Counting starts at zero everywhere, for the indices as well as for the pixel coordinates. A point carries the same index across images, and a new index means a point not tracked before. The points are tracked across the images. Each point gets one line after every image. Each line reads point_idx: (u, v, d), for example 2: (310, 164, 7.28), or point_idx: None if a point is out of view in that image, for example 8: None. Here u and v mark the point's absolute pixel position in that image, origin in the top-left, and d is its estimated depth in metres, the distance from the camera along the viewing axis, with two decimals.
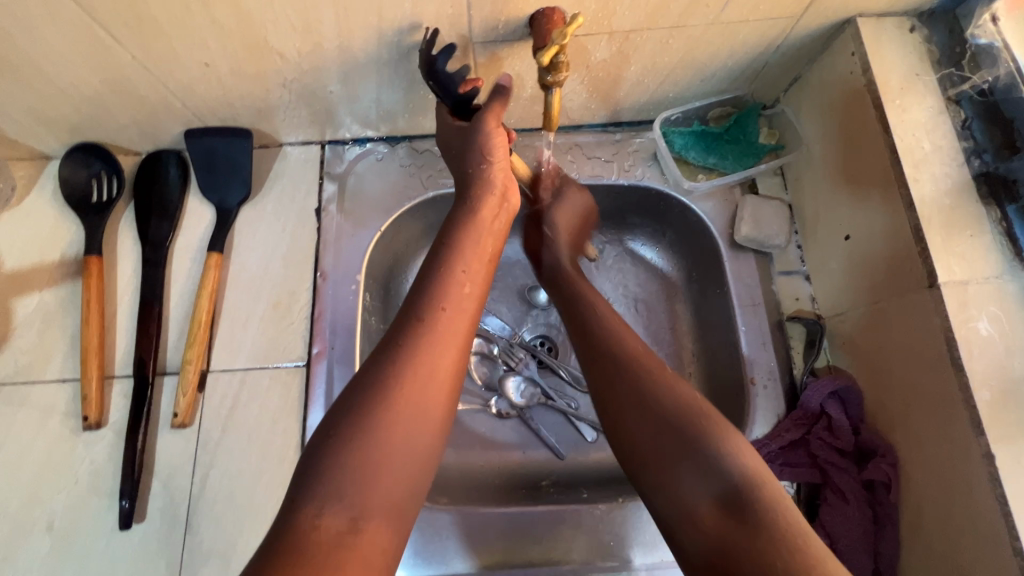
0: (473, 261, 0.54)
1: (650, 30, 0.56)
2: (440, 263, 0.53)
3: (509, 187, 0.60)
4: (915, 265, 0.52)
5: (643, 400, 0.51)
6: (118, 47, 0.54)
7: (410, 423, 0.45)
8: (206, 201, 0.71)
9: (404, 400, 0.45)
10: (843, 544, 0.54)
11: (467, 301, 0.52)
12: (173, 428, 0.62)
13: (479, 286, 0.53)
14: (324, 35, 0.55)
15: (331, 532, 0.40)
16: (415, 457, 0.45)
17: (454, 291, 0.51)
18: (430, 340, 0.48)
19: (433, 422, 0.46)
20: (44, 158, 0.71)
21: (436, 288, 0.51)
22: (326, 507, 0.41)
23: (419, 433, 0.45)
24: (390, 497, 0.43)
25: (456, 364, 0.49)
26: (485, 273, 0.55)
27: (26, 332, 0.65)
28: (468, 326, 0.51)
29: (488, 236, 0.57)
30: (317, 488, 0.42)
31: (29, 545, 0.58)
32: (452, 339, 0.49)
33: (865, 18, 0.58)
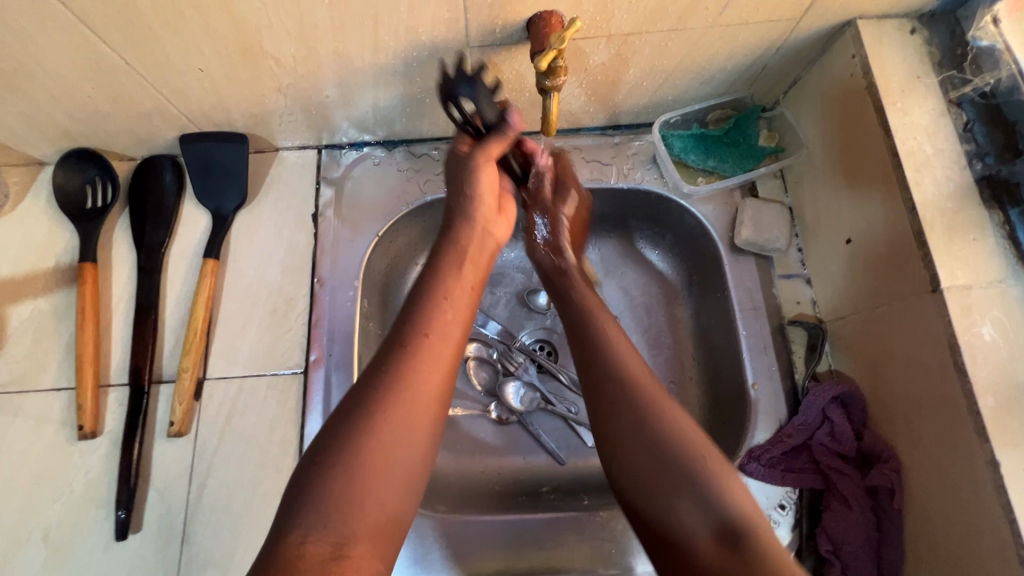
0: (456, 288, 0.56)
1: (649, 33, 0.56)
2: (424, 292, 0.55)
3: (495, 218, 0.62)
4: (918, 270, 0.51)
5: (642, 430, 0.49)
6: (111, 52, 0.53)
7: (394, 447, 0.46)
8: (202, 207, 0.70)
9: (386, 426, 0.47)
10: (845, 551, 0.54)
11: (451, 327, 0.54)
12: (170, 437, 0.61)
13: (462, 312, 0.55)
14: (319, 39, 0.54)
15: (316, 559, 0.41)
16: (400, 480, 0.46)
17: (437, 318, 0.53)
18: (413, 365, 0.50)
19: (418, 447, 0.48)
20: (38, 165, 0.70)
21: (419, 313, 0.53)
22: (311, 534, 0.42)
23: (403, 457, 0.47)
24: (377, 520, 0.45)
25: (441, 391, 0.50)
26: (470, 299, 0.57)
27: (21, 340, 0.65)
28: (453, 351, 0.52)
29: (474, 266, 0.59)
30: (303, 515, 0.43)
31: (23, 557, 0.58)
32: (435, 365, 0.51)
33: (865, 20, 0.57)
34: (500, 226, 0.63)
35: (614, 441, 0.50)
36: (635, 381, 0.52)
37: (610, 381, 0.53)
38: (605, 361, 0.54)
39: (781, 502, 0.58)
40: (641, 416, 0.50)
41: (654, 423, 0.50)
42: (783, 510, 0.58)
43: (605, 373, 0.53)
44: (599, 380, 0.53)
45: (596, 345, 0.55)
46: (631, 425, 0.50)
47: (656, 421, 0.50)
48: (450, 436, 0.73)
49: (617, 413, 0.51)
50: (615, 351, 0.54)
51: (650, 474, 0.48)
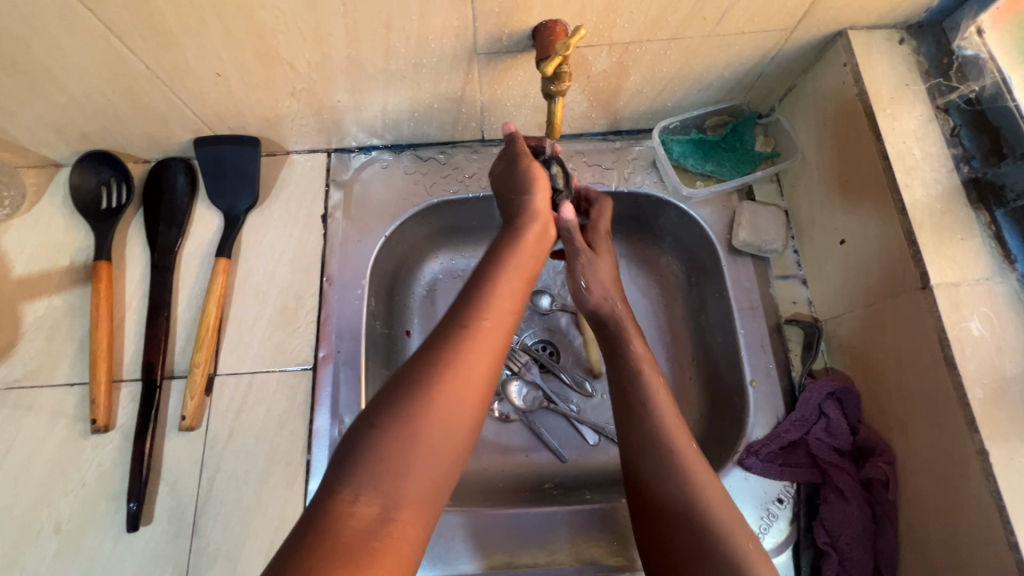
0: (513, 278, 0.57)
1: (649, 41, 0.58)
2: (482, 276, 0.57)
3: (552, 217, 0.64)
4: (909, 268, 0.53)
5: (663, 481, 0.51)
6: (133, 57, 0.56)
7: (447, 417, 0.48)
8: (214, 208, 0.72)
9: (444, 395, 0.48)
10: (842, 542, 0.55)
11: (504, 314, 0.55)
12: (181, 431, 0.63)
13: (511, 299, 0.57)
14: (333, 46, 0.57)
15: (367, 518, 0.42)
16: (449, 449, 0.47)
17: (491, 302, 0.55)
18: (468, 342, 0.51)
19: (463, 426, 0.49)
20: (54, 166, 0.72)
21: (475, 297, 0.55)
22: (362, 493, 0.43)
23: (455, 426, 0.48)
24: (424, 486, 0.45)
25: (490, 370, 0.51)
26: (521, 290, 0.58)
27: (35, 337, 0.66)
28: (505, 336, 0.54)
29: (526, 263, 0.60)
30: (356, 475, 0.44)
31: (36, 548, 0.59)
32: (487, 346, 0.52)
33: (855, 31, 0.60)
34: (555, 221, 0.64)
35: (643, 484, 0.52)
36: (673, 440, 0.53)
37: (648, 437, 0.54)
38: (644, 413, 0.55)
39: (779, 496, 0.59)
40: (681, 479, 0.51)
41: (693, 485, 0.51)
42: (781, 504, 0.59)
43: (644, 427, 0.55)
44: (639, 431, 0.55)
45: (642, 410, 0.56)
46: (665, 472, 0.52)
47: (696, 485, 0.50)
48: None
49: (655, 465, 0.52)
50: (657, 407, 0.56)
51: (678, 526, 0.49)
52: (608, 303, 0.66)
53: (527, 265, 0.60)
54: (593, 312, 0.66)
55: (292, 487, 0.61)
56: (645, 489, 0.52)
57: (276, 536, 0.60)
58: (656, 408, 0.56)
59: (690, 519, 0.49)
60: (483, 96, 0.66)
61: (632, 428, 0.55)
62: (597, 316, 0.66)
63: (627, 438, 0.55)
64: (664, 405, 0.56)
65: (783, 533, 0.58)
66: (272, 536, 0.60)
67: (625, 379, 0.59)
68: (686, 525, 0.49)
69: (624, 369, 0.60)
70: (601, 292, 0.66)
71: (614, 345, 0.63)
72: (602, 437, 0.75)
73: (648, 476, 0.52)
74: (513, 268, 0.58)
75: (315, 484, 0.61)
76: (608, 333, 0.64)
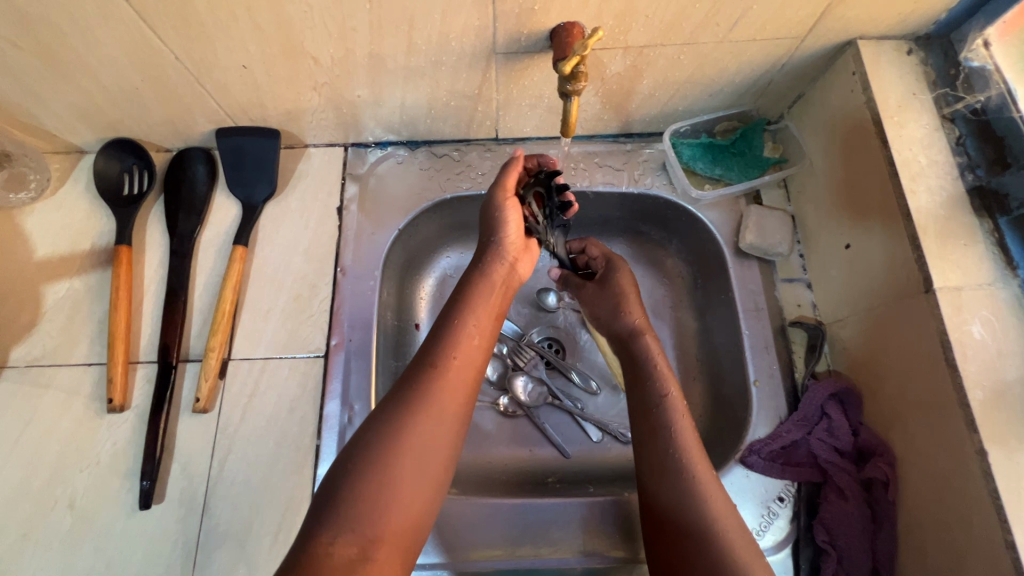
0: (483, 315, 0.60)
1: (663, 46, 0.60)
2: (454, 314, 0.59)
3: (522, 255, 0.65)
4: (912, 272, 0.54)
5: (657, 442, 0.57)
6: (164, 47, 0.57)
7: (420, 457, 0.50)
8: (233, 198, 0.74)
9: (417, 436, 0.51)
10: (841, 541, 0.56)
11: (476, 351, 0.58)
12: (194, 413, 0.64)
13: (486, 336, 0.59)
14: (357, 42, 0.58)
15: (344, 559, 0.45)
16: (424, 486, 0.50)
17: (465, 341, 0.57)
18: (439, 384, 0.54)
19: (438, 467, 0.51)
20: (79, 152, 0.75)
21: (448, 333, 0.57)
22: (340, 535, 0.45)
23: (430, 464, 0.51)
24: (400, 527, 0.48)
25: (463, 406, 0.55)
26: (493, 324, 0.61)
27: (55, 317, 0.68)
28: (476, 372, 0.57)
29: (499, 289, 0.62)
30: (332, 518, 0.46)
31: (50, 522, 0.60)
32: (457, 385, 0.55)
33: (865, 40, 0.61)
34: (513, 203, 0.63)
35: (652, 493, 0.55)
36: (705, 489, 0.53)
37: (659, 443, 0.57)
38: (667, 440, 0.57)
39: (779, 495, 0.61)
40: (707, 527, 0.51)
41: (692, 485, 0.54)
42: (781, 503, 0.60)
43: (657, 427, 0.58)
44: (659, 457, 0.56)
45: (664, 430, 0.58)
46: (682, 502, 0.53)
47: (693, 484, 0.53)
48: None
49: (663, 469, 0.55)
50: (686, 451, 0.56)
51: (703, 573, 0.49)
52: (627, 320, 0.68)
53: (500, 301, 0.62)
54: (616, 331, 0.68)
55: (301, 471, 0.62)
56: (650, 501, 0.55)
57: (285, 518, 0.61)
58: (670, 403, 0.59)
59: (682, 503, 0.53)
60: (500, 95, 0.68)
61: (652, 454, 0.57)
62: (618, 332, 0.68)
63: (645, 459, 0.57)
64: (682, 421, 0.58)
65: (783, 531, 0.59)
66: (280, 518, 0.61)
67: (649, 404, 0.60)
68: (677, 506, 0.53)
69: (650, 393, 0.61)
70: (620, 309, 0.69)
71: (637, 364, 0.65)
72: (605, 434, 0.76)
73: (676, 516, 0.53)
74: (485, 305, 0.60)
75: (324, 468, 0.62)
76: (631, 350, 0.66)
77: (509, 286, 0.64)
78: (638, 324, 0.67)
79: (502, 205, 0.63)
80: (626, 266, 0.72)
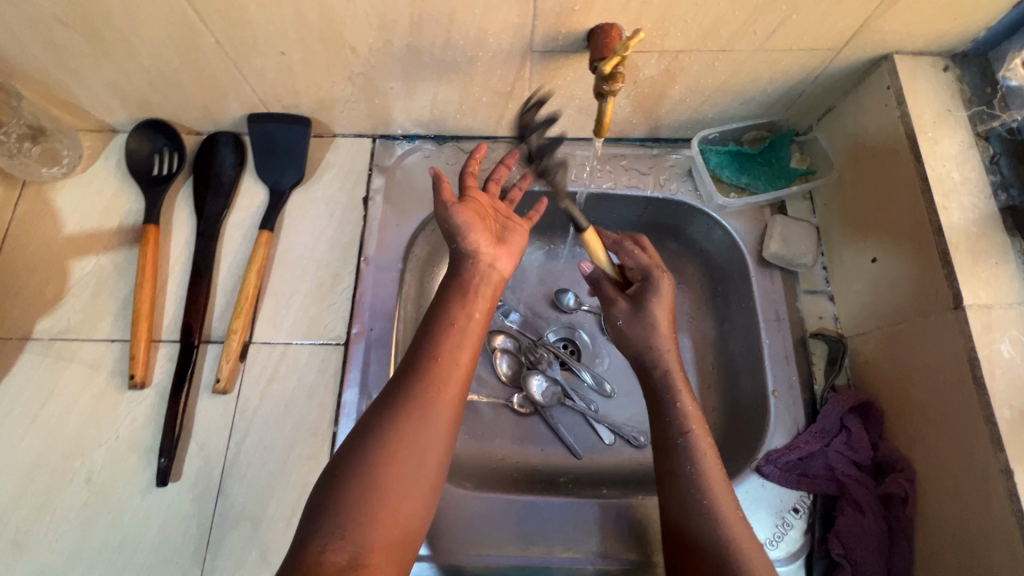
0: (463, 316, 0.58)
1: (699, 51, 0.60)
2: (434, 318, 0.58)
3: (495, 252, 0.64)
4: (941, 288, 0.54)
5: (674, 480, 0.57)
6: (205, 30, 0.58)
7: (408, 463, 0.49)
8: (260, 183, 0.75)
9: (401, 442, 0.50)
10: (855, 555, 0.56)
11: (461, 353, 0.56)
12: (214, 393, 0.64)
13: (471, 340, 0.57)
14: (396, 34, 0.59)
15: (335, 567, 0.44)
16: (417, 493, 0.49)
17: (450, 342, 0.56)
18: (423, 387, 0.53)
19: (431, 473, 0.51)
20: (112, 132, 0.76)
21: (431, 335, 0.56)
22: (330, 543, 0.45)
23: (422, 468, 0.50)
24: (392, 535, 0.47)
25: (453, 409, 0.53)
26: (479, 325, 0.59)
27: (81, 292, 0.69)
28: (464, 374, 0.55)
29: (484, 291, 0.61)
30: (322, 527, 0.45)
31: (67, 494, 0.60)
32: (446, 383, 0.54)
33: (901, 55, 0.61)
34: (460, 207, 0.63)
35: (678, 526, 0.55)
36: (730, 532, 0.53)
37: (683, 481, 0.56)
38: (689, 481, 0.56)
39: (794, 505, 0.60)
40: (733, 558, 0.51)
41: (717, 517, 0.54)
42: (796, 514, 0.60)
43: (676, 458, 0.57)
44: (678, 495, 0.56)
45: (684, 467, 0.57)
46: (707, 532, 0.53)
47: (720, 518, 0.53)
48: (472, 423, 0.75)
49: (681, 503, 0.55)
50: (709, 489, 0.55)
51: None
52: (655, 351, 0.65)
53: (485, 304, 0.60)
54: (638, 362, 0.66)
55: (316, 456, 0.63)
56: (678, 530, 0.55)
57: (299, 502, 0.61)
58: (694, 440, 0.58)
59: (711, 539, 0.52)
60: (532, 94, 0.68)
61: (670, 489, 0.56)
62: (638, 364, 0.66)
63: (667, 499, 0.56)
64: (705, 455, 0.58)
65: (797, 542, 0.59)
66: (295, 501, 0.61)
67: (670, 437, 0.59)
68: (710, 540, 0.52)
69: (670, 428, 0.60)
70: (647, 338, 0.66)
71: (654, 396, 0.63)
72: (618, 437, 0.77)
73: (693, 547, 0.53)
74: (475, 306, 0.59)
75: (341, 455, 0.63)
76: (650, 381, 0.64)
77: (489, 281, 0.62)
78: (664, 356, 0.65)
79: (451, 213, 0.62)
80: (665, 279, 0.67)
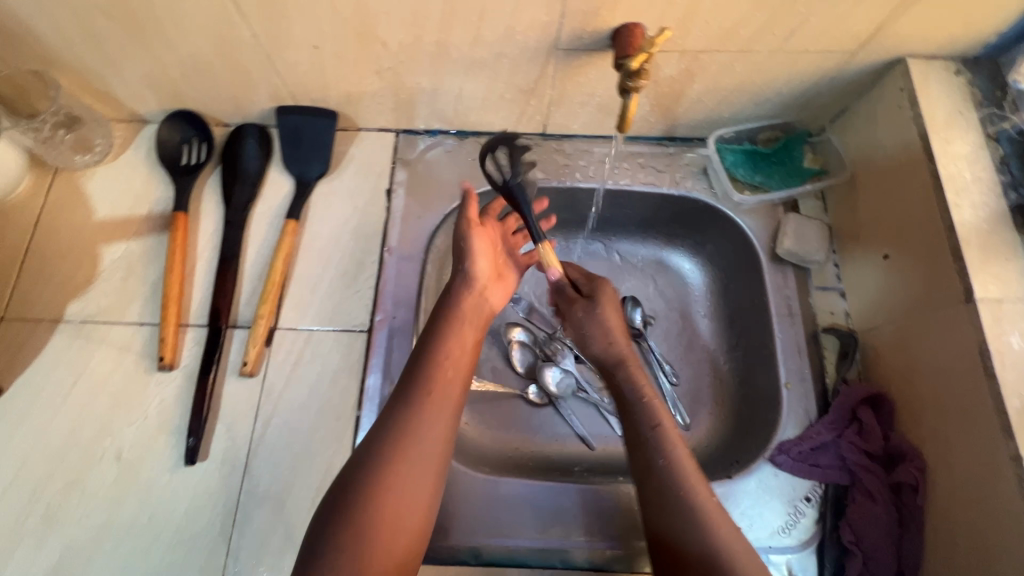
0: (455, 348, 0.62)
1: (719, 51, 0.62)
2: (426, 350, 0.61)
3: (492, 284, 0.69)
4: (953, 284, 0.56)
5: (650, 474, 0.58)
6: (242, 23, 0.60)
7: (400, 499, 0.52)
8: (286, 174, 0.76)
9: (394, 478, 0.53)
10: (866, 542, 0.58)
11: (451, 384, 0.59)
12: (240, 376, 0.66)
13: (461, 371, 0.61)
14: (426, 29, 0.61)
15: None
16: (412, 522, 0.52)
17: (439, 373, 0.59)
18: (415, 420, 0.56)
19: (424, 502, 0.53)
20: (142, 122, 0.78)
21: (422, 367, 0.59)
22: None
23: (416, 498, 0.53)
24: (388, 563, 0.50)
25: (444, 439, 0.56)
26: (468, 353, 0.63)
27: (111, 276, 0.70)
28: (454, 403, 0.58)
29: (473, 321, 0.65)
30: (320, 564, 0.48)
31: (98, 471, 0.62)
32: (437, 414, 0.57)
33: (914, 58, 0.63)
34: (478, 232, 0.68)
35: (658, 513, 0.56)
36: (704, 510, 0.55)
37: (657, 471, 0.58)
38: (665, 471, 0.58)
39: (807, 495, 0.62)
40: (707, 537, 0.54)
41: (692, 498, 0.56)
42: (809, 503, 0.62)
43: (649, 454, 0.60)
44: (656, 489, 0.57)
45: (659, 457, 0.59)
46: (684, 516, 0.55)
47: (694, 498, 0.56)
48: (488, 413, 0.77)
49: (659, 493, 0.57)
50: (682, 473, 0.57)
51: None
52: (613, 347, 0.70)
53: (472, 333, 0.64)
54: (598, 358, 0.70)
55: (340, 439, 0.64)
56: (657, 518, 0.56)
57: (322, 484, 0.62)
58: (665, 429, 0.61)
59: (686, 523, 0.55)
60: (554, 91, 0.70)
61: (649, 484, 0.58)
62: (602, 361, 0.70)
63: (647, 495, 0.58)
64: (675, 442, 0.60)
65: (809, 530, 0.61)
66: (319, 483, 0.62)
67: (642, 429, 0.62)
68: (687, 523, 0.55)
69: (640, 422, 0.62)
70: (604, 336, 0.70)
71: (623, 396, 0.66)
72: None
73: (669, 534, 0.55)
74: (463, 334, 0.63)
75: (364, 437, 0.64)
76: (617, 381, 0.68)
77: (479, 312, 0.66)
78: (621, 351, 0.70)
79: (470, 234, 0.67)
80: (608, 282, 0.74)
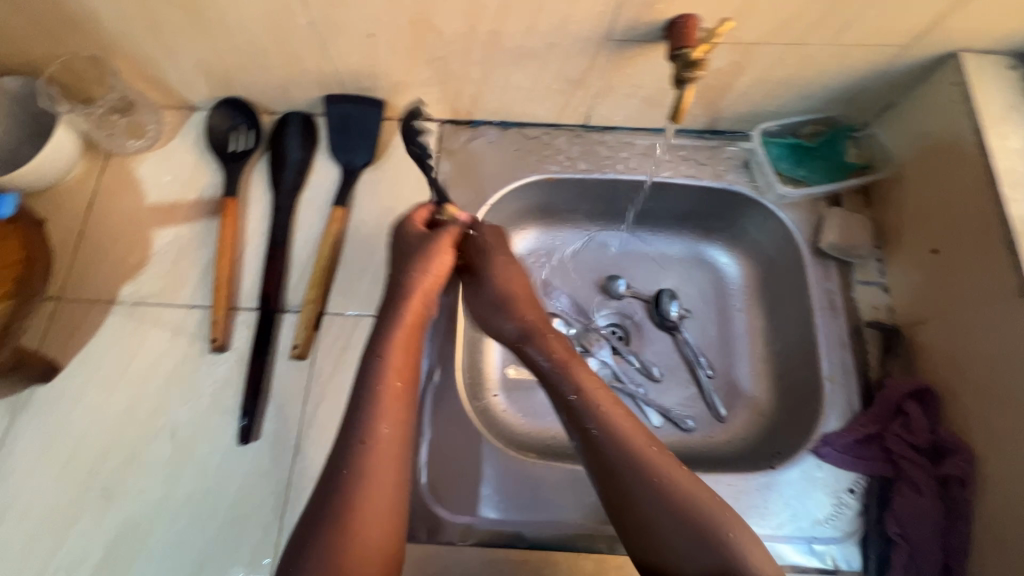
0: (393, 344, 0.59)
1: (771, 44, 0.62)
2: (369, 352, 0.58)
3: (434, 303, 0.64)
4: (1006, 277, 0.56)
5: (609, 475, 0.54)
6: (301, 11, 0.61)
7: (369, 501, 0.50)
8: (333, 162, 0.77)
9: (364, 485, 0.51)
10: (912, 535, 0.58)
11: (394, 378, 0.57)
12: (291, 359, 0.67)
13: (400, 365, 0.58)
14: (482, 19, 0.61)
15: None
16: (387, 518, 0.51)
17: (381, 371, 0.57)
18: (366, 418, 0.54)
19: (394, 492, 0.52)
20: (191, 109, 0.79)
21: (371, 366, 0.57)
22: None
23: (385, 496, 0.51)
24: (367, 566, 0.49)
25: (398, 429, 0.54)
26: (406, 345, 0.59)
27: (163, 259, 0.72)
28: (401, 392, 0.56)
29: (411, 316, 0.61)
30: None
31: (153, 448, 0.64)
32: (388, 409, 0.55)
33: (967, 53, 0.63)
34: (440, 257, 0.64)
35: (633, 513, 0.52)
36: (679, 495, 0.51)
37: (610, 467, 0.54)
38: (625, 467, 0.53)
39: (851, 486, 0.63)
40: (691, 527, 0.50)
41: (662, 485, 0.52)
42: (852, 494, 0.62)
43: (596, 451, 0.55)
44: (620, 489, 0.53)
45: (607, 450, 0.55)
46: (657, 508, 0.51)
47: (664, 484, 0.52)
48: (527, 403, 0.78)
49: (630, 493, 0.52)
50: (642, 461, 0.53)
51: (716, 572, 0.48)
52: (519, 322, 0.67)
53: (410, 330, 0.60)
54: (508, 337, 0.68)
55: None
56: (634, 516, 0.52)
57: None
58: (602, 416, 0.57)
59: (659, 516, 0.51)
60: (601, 82, 0.70)
61: (612, 487, 0.54)
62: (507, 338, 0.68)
63: (611, 495, 0.54)
64: (624, 429, 0.56)
65: (853, 521, 0.62)
66: None
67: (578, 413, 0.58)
68: (665, 512, 0.51)
69: (579, 415, 0.58)
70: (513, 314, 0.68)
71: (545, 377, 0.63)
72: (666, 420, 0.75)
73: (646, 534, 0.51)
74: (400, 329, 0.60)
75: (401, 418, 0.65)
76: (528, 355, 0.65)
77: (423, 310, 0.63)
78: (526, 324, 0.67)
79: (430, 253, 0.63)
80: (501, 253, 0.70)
